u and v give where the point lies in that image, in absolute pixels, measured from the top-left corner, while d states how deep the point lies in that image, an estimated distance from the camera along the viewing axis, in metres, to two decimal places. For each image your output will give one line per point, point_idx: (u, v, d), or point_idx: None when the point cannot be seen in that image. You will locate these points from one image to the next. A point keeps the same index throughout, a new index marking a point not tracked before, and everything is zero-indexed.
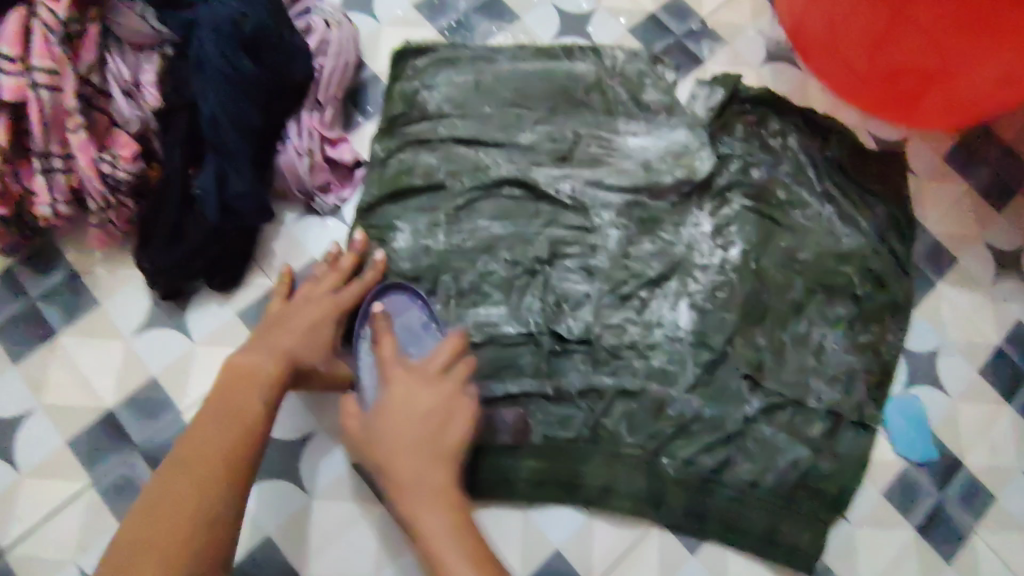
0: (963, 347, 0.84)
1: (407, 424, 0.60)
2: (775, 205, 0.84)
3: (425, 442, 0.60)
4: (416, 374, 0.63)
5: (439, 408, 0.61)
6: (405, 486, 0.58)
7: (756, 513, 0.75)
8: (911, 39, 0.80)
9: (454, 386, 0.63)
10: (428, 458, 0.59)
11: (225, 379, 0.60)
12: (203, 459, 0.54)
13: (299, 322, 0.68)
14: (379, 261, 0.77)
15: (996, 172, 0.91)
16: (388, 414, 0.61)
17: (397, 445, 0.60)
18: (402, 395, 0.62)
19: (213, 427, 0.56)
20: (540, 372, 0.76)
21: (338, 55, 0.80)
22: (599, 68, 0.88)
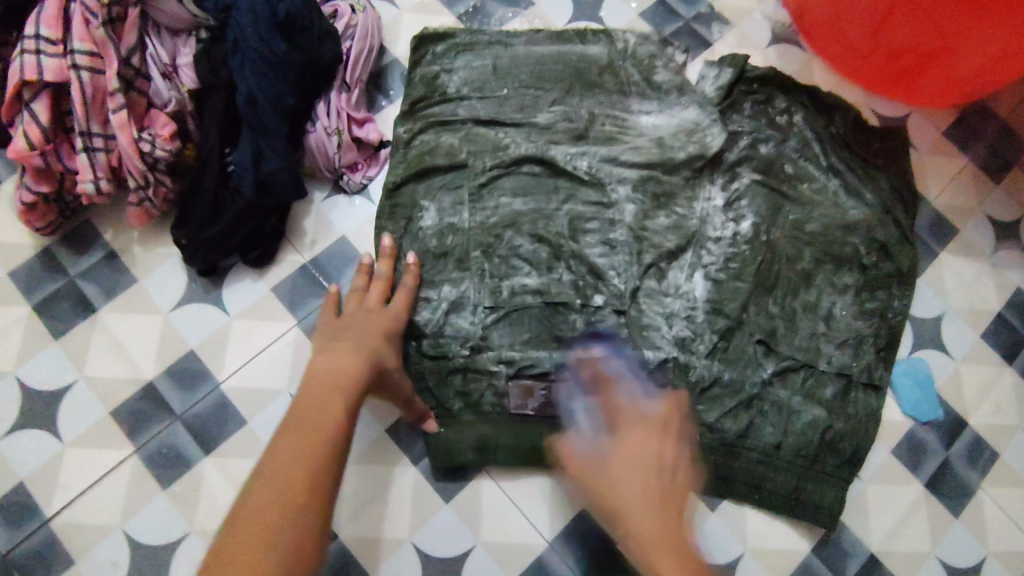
0: (966, 313, 0.88)
1: (624, 465, 0.53)
2: (783, 179, 0.88)
3: (657, 487, 0.52)
4: (649, 428, 0.56)
5: (652, 448, 0.54)
6: (654, 541, 0.50)
7: (781, 474, 0.78)
8: (912, 18, 0.83)
9: (672, 446, 0.55)
10: (649, 490, 0.52)
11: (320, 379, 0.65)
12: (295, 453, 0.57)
13: (368, 333, 0.71)
14: (413, 263, 0.79)
15: (993, 146, 0.95)
16: (621, 457, 0.54)
17: (629, 489, 0.52)
18: (639, 445, 0.55)
19: (294, 436, 0.59)
20: (587, 342, 0.80)
21: (364, 39, 0.83)
22: (612, 50, 0.92)
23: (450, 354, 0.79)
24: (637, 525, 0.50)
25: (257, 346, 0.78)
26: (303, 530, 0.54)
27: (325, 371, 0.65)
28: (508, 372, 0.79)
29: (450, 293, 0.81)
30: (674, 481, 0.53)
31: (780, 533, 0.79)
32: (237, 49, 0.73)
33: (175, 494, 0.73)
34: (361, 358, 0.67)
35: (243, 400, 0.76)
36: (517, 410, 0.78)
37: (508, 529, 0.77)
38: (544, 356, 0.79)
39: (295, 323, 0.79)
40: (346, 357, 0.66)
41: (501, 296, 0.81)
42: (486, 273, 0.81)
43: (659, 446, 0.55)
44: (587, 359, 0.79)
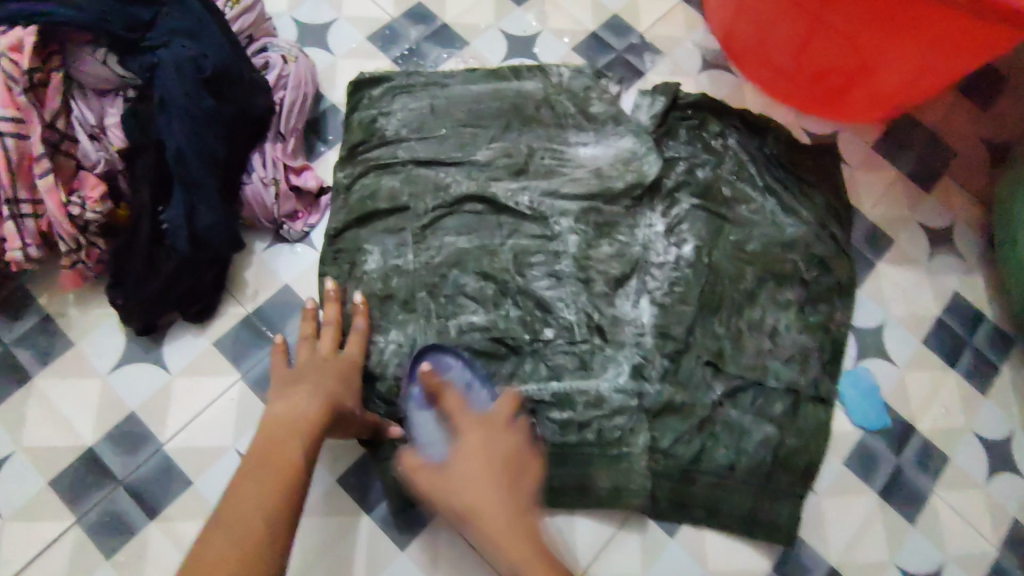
0: (907, 320, 0.90)
1: (456, 473, 0.57)
2: (722, 202, 0.90)
3: (502, 467, 0.58)
4: (494, 427, 0.60)
5: (485, 450, 0.58)
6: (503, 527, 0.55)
7: (737, 495, 0.77)
8: (831, 43, 0.86)
9: (510, 429, 0.60)
10: (466, 502, 0.56)
11: (271, 425, 0.64)
12: (249, 507, 0.57)
13: (325, 376, 0.70)
14: (361, 303, 0.78)
15: (919, 158, 0.99)
16: (461, 458, 0.58)
17: (481, 493, 0.56)
18: (478, 441, 0.58)
19: (251, 486, 0.58)
20: (541, 375, 0.80)
21: (297, 88, 0.84)
22: (547, 86, 0.95)
23: (402, 401, 0.78)
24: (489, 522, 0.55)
25: (201, 403, 0.77)
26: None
27: (284, 415, 0.65)
28: None
29: (400, 335, 0.80)
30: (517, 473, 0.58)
31: (743, 556, 0.78)
32: (164, 108, 0.71)
33: (120, 563, 0.71)
34: (319, 401, 0.66)
35: (188, 459, 0.75)
36: None
37: (465, 571, 0.75)
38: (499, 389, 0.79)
39: (240, 376, 0.78)
40: (304, 403, 0.66)
41: (448, 336, 0.81)
42: (432, 314, 0.82)
43: (489, 441, 0.59)
44: (541, 393, 0.79)
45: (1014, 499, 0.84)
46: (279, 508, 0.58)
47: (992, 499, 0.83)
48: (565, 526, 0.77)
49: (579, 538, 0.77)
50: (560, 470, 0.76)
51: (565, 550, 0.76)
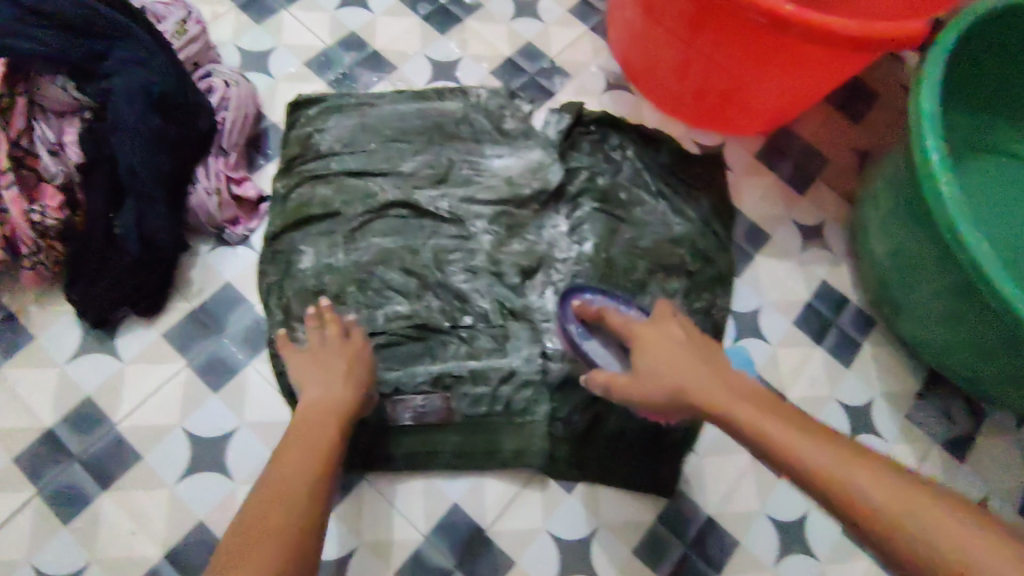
0: (781, 304, 1.03)
1: (664, 363, 0.71)
2: (619, 205, 1.03)
3: (692, 367, 0.69)
4: (665, 338, 0.75)
5: (683, 337, 0.74)
6: (707, 397, 0.66)
7: (625, 455, 0.89)
8: (704, 66, 1.00)
9: (692, 336, 0.75)
10: (709, 373, 0.69)
11: (302, 411, 0.73)
12: (291, 477, 0.64)
13: (339, 359, 0.79)
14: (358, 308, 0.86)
15: (796, 165, 1.13)
16: (655, 357, 0.72)
17: (693, 372, 0.69)
18: (676, 347, 0.73)
19: (298, 456, 0.67)
20: (461, 355, 0.91)
21: (238, 109, 0.95)
22: (466, 105, 1.07)
23: None
24: (718, 400, 0.65)
25: (151, 387, 0.86)
26: (300, 534, 0.60)
27: (321, 400, 0.74)
28: (392, 392, 0.88)
29: (333, 326, 0.90)
30: (721, 364, 0.71)
31: (633, 510, 0.89)
32: (116, 127, 0.82)
33: (77, 528, 0.80)
34: (348, 388, 0.76)
35: (139, 437, 0.84)
36: (393, 422, 0.87)
37: (386, 527, 0.85)
38: (420, 369, 0.90)
39: (185, 363, 0.88)
40: (339, 391, 0.76)
41: (377, 323, 0.92)
42: (363, 306, 0.92)
43: (666, 334, 0.76)
44: (462, 372, 0.90)
45: None
46: (320, 477, 0.65)
47: None
48: (476, 487, 0.88)
49: (488, 496, 0.88)
50: (471, 437, 0.88)
51: (475, 505, 0.87)
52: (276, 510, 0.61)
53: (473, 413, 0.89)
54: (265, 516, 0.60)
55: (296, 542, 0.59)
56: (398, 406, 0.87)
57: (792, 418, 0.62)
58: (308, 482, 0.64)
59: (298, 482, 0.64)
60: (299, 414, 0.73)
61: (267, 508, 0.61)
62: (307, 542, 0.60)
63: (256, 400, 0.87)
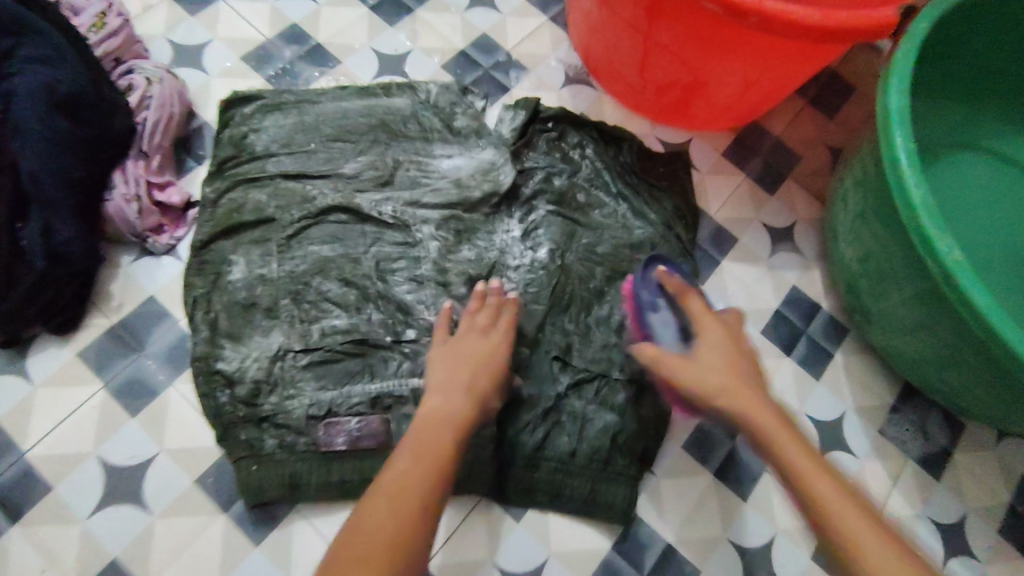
0: (748, 312, 0.97)
1: (707, 357, 0.68)
2: (576, 208, 0.97)
3: (733, 371, 0.67)
4: (719, 325, 0.72)
5: (731, 337, 0.70)
6: (737, 403, 0.65)
7: (576, 477, 0.83)
8: (663, 58, 0.93)
9: (737, 338, 0.72)
10: (771, 406, 0.65)
11: (421, 420, 0.67)
12: (403, 485, 0.61)
13: (479, 363, 0.74)
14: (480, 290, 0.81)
15: (766, 162, 1.07)
16: (706, 350, 0.69)
17: (729, 375, 0.67)
18: (721, 336, 0.70)
19: (409, 459, 0.63)
20: (404, 372, 0.85)
21: (162, 108, 0.87)
22: (415, 101, 1.00)
23: (259, 403, 0.81)
24: (746, 404, 0.64)
25: (64, 412, 0.81)
26: (411, 551, 0.58)
27: (441, 409, 0.68)
28: (325, 415, 0.82)
29: (263, 343, 0.84)
30: (752, 370, 0.69)
31: (585, 537, 0.84)
32: (18, 131, 0.75)
33: None
34: (466, 399, 0.70)
35: (50, 466, 0.79)
36: (325, 448, 0.80)
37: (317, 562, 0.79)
38: (357, 388, 0.83)
39: (103, 385, 0.82)
40: (457, 403, 0.69)
41: (310, 339, 0.85)
42: (298, 320, 0.86)
43: (732, 336, 0.71)
44: (400, 393, 0.83)
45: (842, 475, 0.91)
46: (434, 491, 0.62)
47: None
48: None
49: None
50: None
51: None
52: (400, 505, 0.60)
53: None
54: (380, 524, 0.58)
55: (403, 556, 0.57)
56: (332, 429, 0.81)
57: (823, 463, 0.61)
58: (422, 490, 0.61)
59: (407, 495, 0.60)
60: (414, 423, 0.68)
61: (377, 517, 0.58)
62: (411, 559, 0.57)
63: (179, 426, 0.82)
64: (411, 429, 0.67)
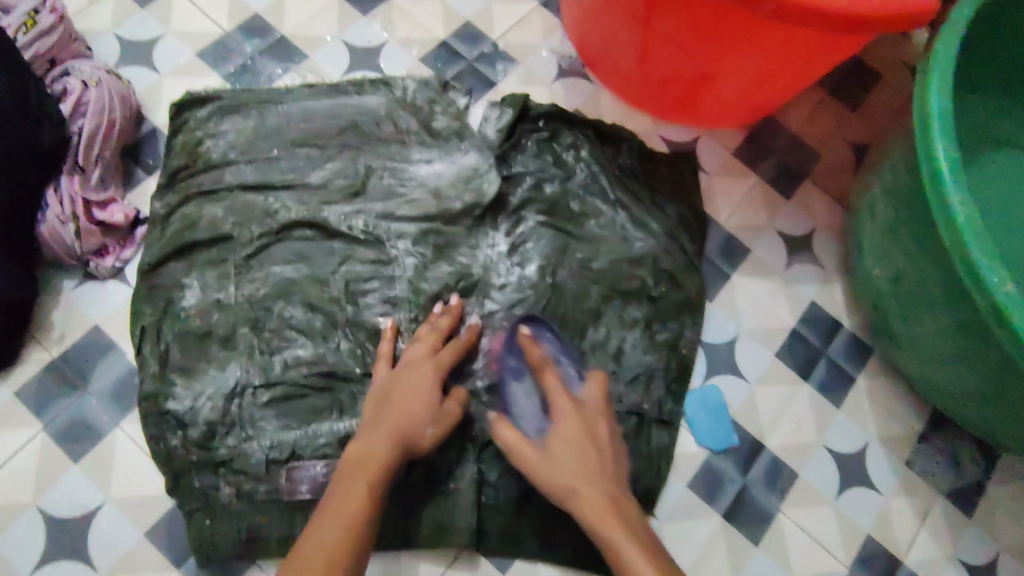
0: (762, 332, 0.88)
1: (558, 453, 0.65)
2: (569, 218, 0.87)
3: (584, 458, 0.65)
4: (582, 414, 0.68)
5: (585, 434, 0.66)
6: (586, 508, 0.62)
7: (567, 523, 0.75)
8: (666, 49, 0.83)
9: (596, 425, 0.68)
10: (608, 498, 0.62)
11: (345, 468, 0.64)
12: (319, 547, 0.56)
13: (413, 395, 0.70)
14: (453, 304, 0.79)
15: (781, 161, 0.97)
16: (557, 440, 0.66)
17: (582, 469, 0.64)
18: (575, 431, 0.66)
19: (326, 518, 0.59)
20: None
21: (99, 114, 0.78)
22: (390, 100, 0.90)
23: (213, 447, 0.73)
24: (586, 497, 0.62)
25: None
26: None
27: (362, 451, 0.65)
28: (288, 458, 0.73)
29: (219, 379, 0.75)
30: (606, 463, 0.65)
31: None
32: None
33: None
34: (392, 434, 0.66)
35: None
36: (288, 496, 0.72)
37: None
38: (323, 428, 0.75)
39: (42, 427, 0.74)
40: (379, 440, 0.66)
41: (272, 372, 0.76)
42: (258, 352, 0.77)
43: (588, 425, 0.68)
44: None
45: (865, 514, 0.82)
46: (351, 544, 0.57)
47: (844, 515, 0.82)
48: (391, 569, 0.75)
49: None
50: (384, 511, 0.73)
51: None
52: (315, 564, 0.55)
53: None
54: None
55: None
56: (295, 475, 0.73)
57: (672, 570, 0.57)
58: (346, 537, 0.58)
59: (321, 553, 0.56)
60: (339, 472, 0.65)
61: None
62: None
63: (127, 471, 0.74)
64: (334, 479, 0.64)
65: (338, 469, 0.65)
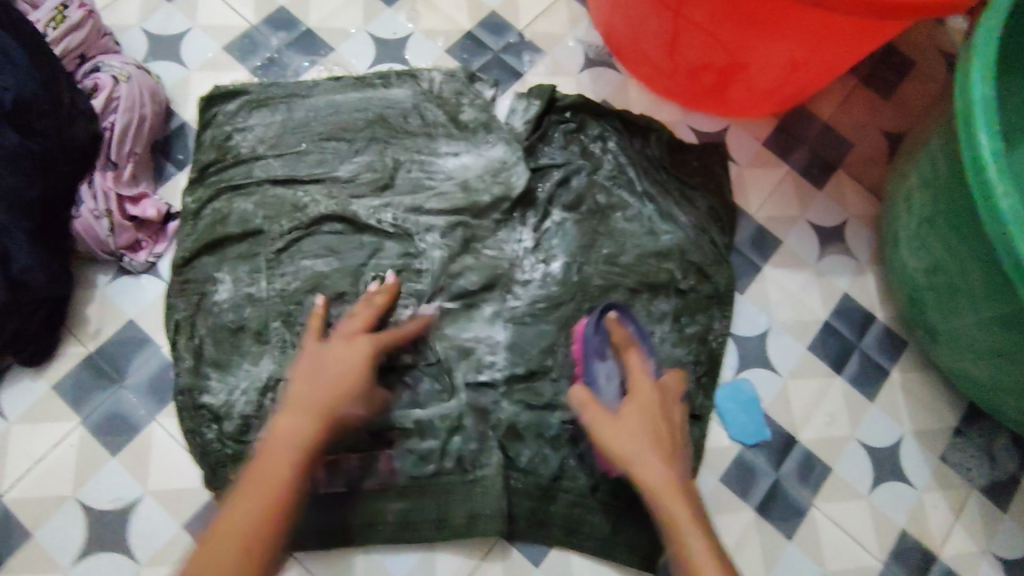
0: (793, 325, 0.87)
1: (631, 426, 0.64)
2: (597, 210, 0.86)
3: (661, 439, 0.64)
4: (663, 395, 0.68)
5: (659, 415, 0.65)
6: (657, 488, 0.60)
7: (599, 517, 0.75)
8: (697, 39, 0.82)
9: (672, 416, 0.67)
10: (671, 476, 0.61)
11: (268, 439, 0.61)
12: (233, 524, 0.54)
13: (334, 369, 0.66)
14: (388, 281, 0.76)
15: (813, 151, 0.95)
16: (630, 411, 0.65)
17: (651, 449, 0.63)
18: (654, 408, 0.66)
19: (252, 489, 0.56)
20: (408, 400, 0.76)
21: (130, 110, 0.79)
22: (416, 92, 0.89)
23: (248, 441, 0.73)
24: (654, 476, 0.61)
25: (40, 451, 0.74)
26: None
27: (288, 428, 0.61)
28: (322, 452, 0.74)
29: (252, 373, 0.75)
30: (679, 449, 0.65)
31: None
32: None
33: None
34: (314, 409, 0.63)
35: (28, 511, 0.72)
36: (324, 489, 0.73)
37: None
38: (357, 422, 0.75)
39: (81, 421, 0.75)
40: (304, 415, 0.62)
41: None
42: (290, 347, 0.77)
43: (667, 409, 0.67)
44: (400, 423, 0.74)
45: (898, 507, 0.82)
46: (272, 516, 0.55)
47: (876, 509, 0.81)
48: (424, 563, 0.75)
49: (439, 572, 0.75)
50: (418, 504, 0.74)
51: None
52: (229, 537, 0.53)
53: (419, 474, 0.74)
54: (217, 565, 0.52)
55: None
56: (330, 469, 0.73)
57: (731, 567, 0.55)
58: (269, 510, 0.55)
59: (238, 530, 0.54)
60: (262, 442, 0.61)
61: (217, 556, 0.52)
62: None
63: (165, 464, 0.75)
64: (257, 449, 0.61)
65: (262, 439, 0.61)
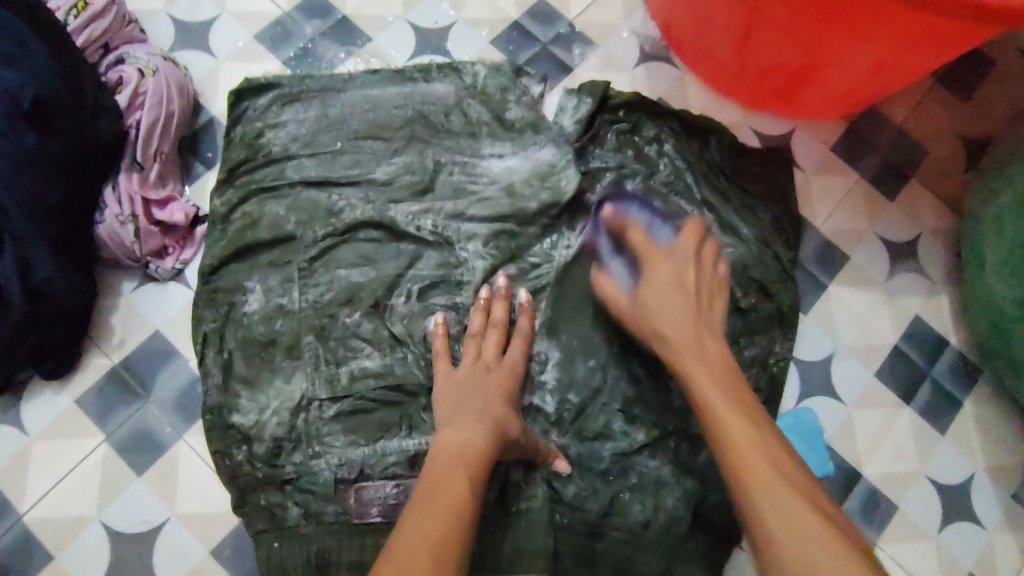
0: (859, 349, 0.81)
1: (655, 298, 0.63)
2: (655, 217, 0.78)
3: (689, 308, 0.62)
4: (675, 259, 0.65)
5: (676, 278, 0.64)
6: (683, 344, 0.60)
7: (649, 556, 0.70)
8: (772, 37, 0.74)
9: (698, 274, 0.64)
10: (704, 352, 0.59)
11: (436, 459, 0.59)
12: (423, 533, 0.50)
13: (492, 393, 0.65)
14: (526, 302, 0.73)
15: (886, 158, 0.88)
16: (649, 289, 0.64)
17: (671, 298, 0.62)
18: (668, 274, 0.64)
19: (425, 509, 0.53)
20: None
21: (157, 107, 0.74)
22: (460, 88, 0.83)
23: (281, 465, 0.69)
24: (679, 340, 0.60)
25: (64, 467, 0.71)
26: None
27: (454, 442, 0.59)
28: (354, 478, 0.69)
29: (285, 391, 0.71)
30: (710, 313, 0.63)
31: None
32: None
33: None
34: (487, 424, 0.61)
35: (50, 531, 0.69)
36: (358, 518, 0.68)
37: None
38: (390, 446, 0.70)
39: (106, 437, 0.72)
40: (474, 431, 0.60)
41: (339, 384, 0.71)
42: (324, 365, 0.72)
43: (679, 271, 0.64)
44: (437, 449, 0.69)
45: (967, 550, 0.76)
46: (455, 526, 0.52)
47: (945, 552, 0.76)
48: None
49: None
50: None
51: None
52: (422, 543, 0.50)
53: None
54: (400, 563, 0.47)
55: None
56: (363, 497, 0.69)
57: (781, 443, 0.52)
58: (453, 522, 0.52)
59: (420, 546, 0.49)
60: (428, 465, 0.59)
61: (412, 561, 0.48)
62: None
63: (191, 485, 0.71)
64: (424, 470, 0.58)
65: (428, 458, 0.59)
